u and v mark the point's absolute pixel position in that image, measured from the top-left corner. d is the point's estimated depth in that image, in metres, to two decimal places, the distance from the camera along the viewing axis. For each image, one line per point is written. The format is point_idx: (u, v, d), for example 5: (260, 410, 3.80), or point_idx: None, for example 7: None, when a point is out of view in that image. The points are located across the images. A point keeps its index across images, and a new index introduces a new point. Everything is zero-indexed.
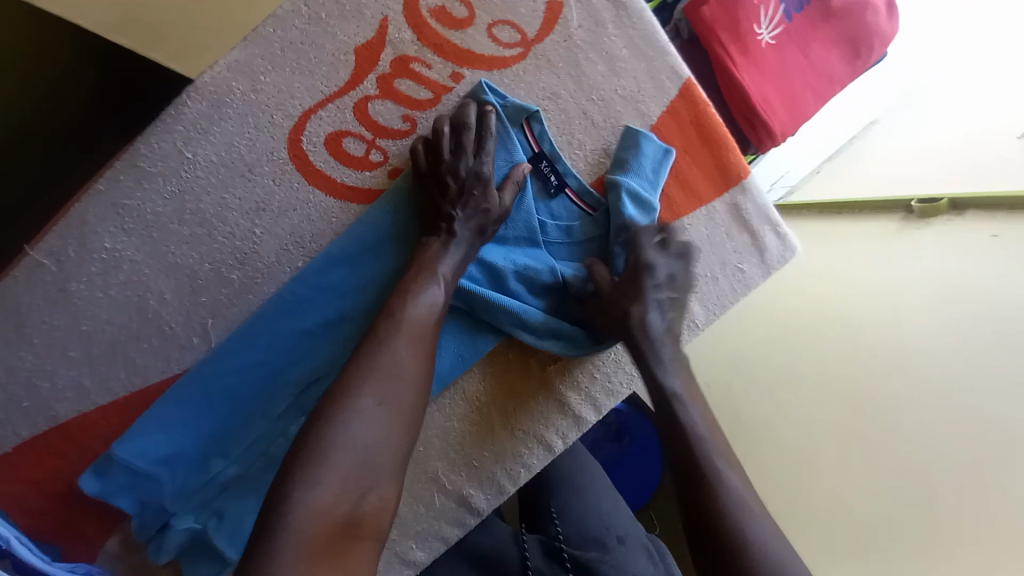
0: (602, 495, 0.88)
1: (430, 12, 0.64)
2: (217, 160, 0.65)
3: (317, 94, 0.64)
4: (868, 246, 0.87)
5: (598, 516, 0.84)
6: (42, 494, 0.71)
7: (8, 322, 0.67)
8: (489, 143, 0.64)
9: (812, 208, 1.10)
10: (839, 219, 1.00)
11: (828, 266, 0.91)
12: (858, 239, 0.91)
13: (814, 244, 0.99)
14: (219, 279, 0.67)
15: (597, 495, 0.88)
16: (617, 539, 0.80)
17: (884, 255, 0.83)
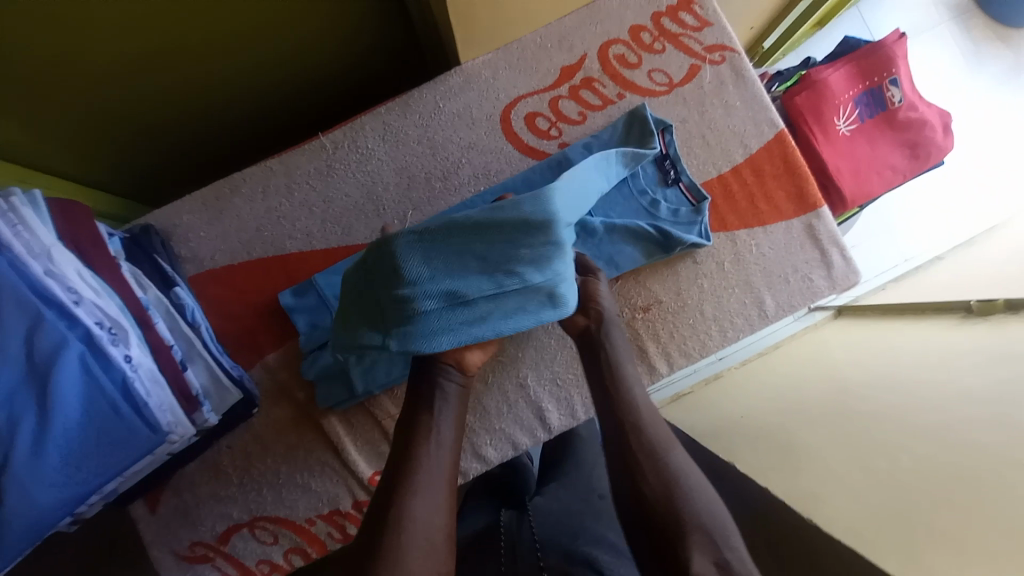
0: (591, 471, 1.10)
1: (615, 55, 0.98)
2: (455, 111, 0.97)
3: (529, 87, 0.98)
4: (928, 334, 1.08)
5: (585, 485, 1.06)
6: (243, 303, 0.95)
7: (282, 178, 0.97)
8: (635, 139, 0.93)
9: (878, 310, 1.32)
10: (903, 319, 1.21)
11: (891, 346, 1.12)
12: (923, 332, 1.11)
13: (878, 334, 1.20)
14: (427, 184, 0.97)
15: (588, 470, 1.10)
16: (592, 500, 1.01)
17: (941, 338, 1.04)
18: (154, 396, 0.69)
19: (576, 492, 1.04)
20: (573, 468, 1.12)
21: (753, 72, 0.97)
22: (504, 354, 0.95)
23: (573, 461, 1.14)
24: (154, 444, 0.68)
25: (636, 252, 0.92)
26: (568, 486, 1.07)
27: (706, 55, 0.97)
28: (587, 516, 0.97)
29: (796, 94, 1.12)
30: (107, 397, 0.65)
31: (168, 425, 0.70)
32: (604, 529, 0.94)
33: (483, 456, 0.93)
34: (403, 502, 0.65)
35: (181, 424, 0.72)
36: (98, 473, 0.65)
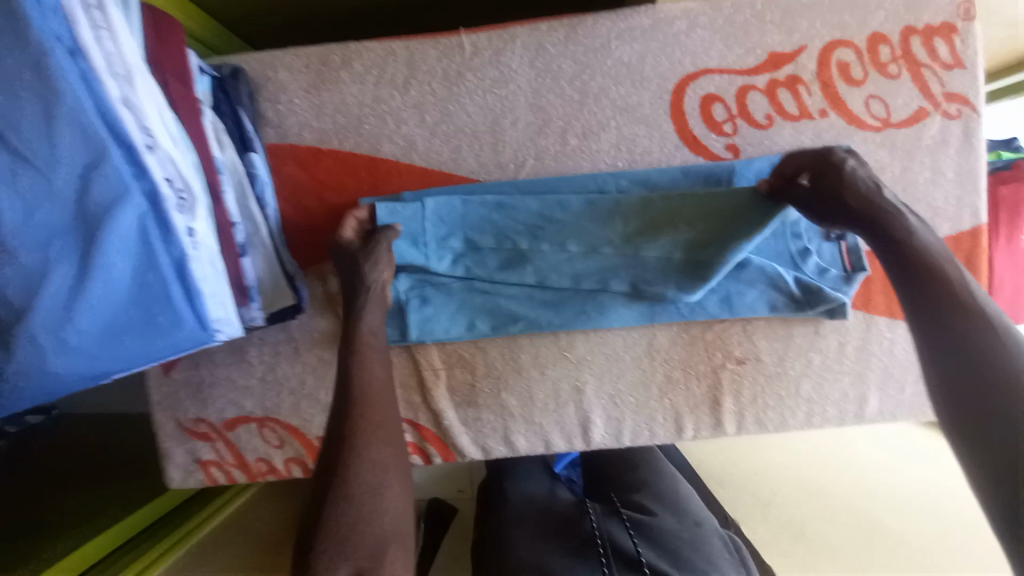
0: (678, 487, 1.01)
1: (839, 60, 0.78)
2: (625, 61, 0.80)
3: (722, 63, 0.79)
4: None
5: (675, 500, 0.97)
6: (315, 195, 0.84)
7: (402, 69, 0.81)
8: None
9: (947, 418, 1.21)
10: None
11: None
12: None
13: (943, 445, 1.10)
14: (561, 135, 0.81)
15: (672, 483, 1.01)
16: (695, 522, 0.92)
17: None
18: (207, 284, 0.62)
19: (664, 503, 0.96)
20: (651, 477, 1.02)
21: (984, 144, 0.79)
22: (573, 351, 0.86)
23: (647, 468, 1.05)
24: (199, 338, 0.62)
25: (760, 301, 0.80)
26: (651, 492, 0.99)
27: (942, 102, 0.79)
28: (687, 543, 0.88)
29: (1000, 183, 0.94)
30: (159, 273, 0.58)
31: (214, 325, 0.63)
32: (707, 566, 0.85)
33: (511, 443, 0.89)
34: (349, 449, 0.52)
35: (228, 324, 0.66)
36: (132, 355, 0.58)
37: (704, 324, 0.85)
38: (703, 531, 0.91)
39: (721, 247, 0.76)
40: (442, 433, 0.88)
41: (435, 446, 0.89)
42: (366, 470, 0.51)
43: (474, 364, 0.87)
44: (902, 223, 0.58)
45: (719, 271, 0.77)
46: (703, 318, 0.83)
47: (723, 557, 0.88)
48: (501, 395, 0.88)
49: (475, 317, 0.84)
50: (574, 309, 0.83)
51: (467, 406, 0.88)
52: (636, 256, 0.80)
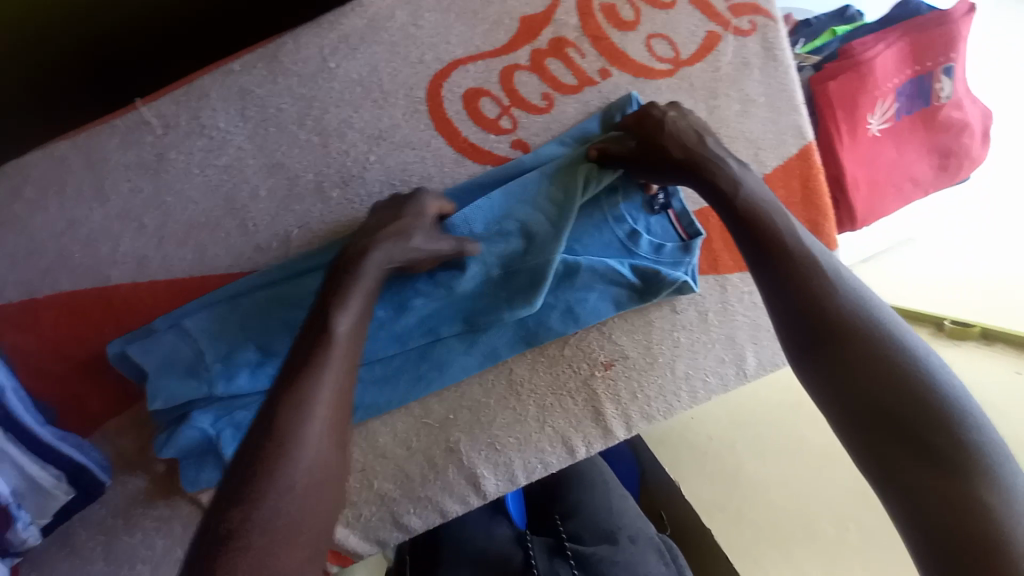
0: (612, 501, 0.95)
1: (601, 4, 0.65)
2: (356, 80, 0.64)
3: (471, 47, 0.65)
4: None
5: (610, 519, 0.91)
6: (59, 356, 0.68)
7: (89, 174, 0.63)
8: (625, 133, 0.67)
9: None
10: None
11: None
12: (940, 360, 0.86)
13: None
14: (317, 190, 0.66)
15: (607, 497, 0.95)
16: (629, 538, 0.87)
17: None
18: None
19: (602, 529, 0.90)
20: (585, 495, 0.96)
21: (789, 52, 0.69)
22: (432, 414, 0.77)
23: (581, 484, 0.99)
24: None
25: (603, 302, 0.72)
26: (586, 514, 0.93)
27: (730, 18, 0.67)
28: (621, 569, 0.82)
29: (831, 76, 0.84)
30: None
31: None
32: None
33: (404, 525, 0.79)
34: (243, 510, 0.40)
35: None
36: None
37: (559, 341, 0.76)
38: (637, 547, 0.86)
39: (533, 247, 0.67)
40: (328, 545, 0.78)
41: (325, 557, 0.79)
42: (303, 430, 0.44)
43: None
44: (726, 176, 0.58)
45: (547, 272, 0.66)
46: (553, 337, 0.74)
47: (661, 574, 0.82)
48: (374, 485, 0.78)
49: None
50: (413, 376, 0.73)
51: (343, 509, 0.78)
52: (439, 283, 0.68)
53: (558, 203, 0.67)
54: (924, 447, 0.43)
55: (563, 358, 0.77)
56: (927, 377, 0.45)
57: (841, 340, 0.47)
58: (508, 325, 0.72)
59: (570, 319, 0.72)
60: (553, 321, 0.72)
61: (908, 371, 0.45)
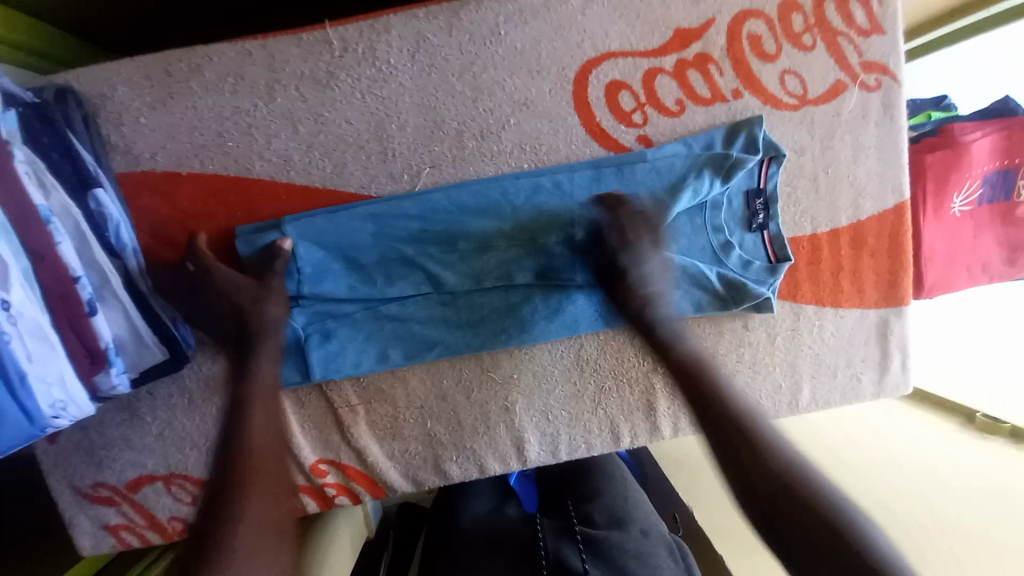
0: (629, 492, 0.96)
1: (750, 33, 0.72)
2: (518, 49, 0.71)
3: (626, 44, 0.71)
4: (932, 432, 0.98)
5: (626, 509, 0.91)
6: (186, 231, 0.74)
7: (264, 74, 0.70)
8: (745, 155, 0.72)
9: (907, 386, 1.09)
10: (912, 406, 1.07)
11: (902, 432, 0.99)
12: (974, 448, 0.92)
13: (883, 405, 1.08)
14: (457, 137, 0.73)
15: (625, 490, 0.96)
16: (640, 531, 0.86)
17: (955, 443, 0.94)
18: (35, 364, 0.54)
19: (614, 518, 0.89)
20: (605, 484, 0.97)
21: (905, 115, 0.75)
22: (498, 370, 0.80)
23: (602, 474, 1.00)
24: (33, 432, 0.55)
25: (685, 302, 0.76)
26: (602, 502, 0.93)
27: (860, 73, 0.74)
28: (632, 556, 0.79)
29: (929, 149, 0.90)
30: None
31: (49, 415, 0.56)
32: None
33: (443, 471, 0.82)
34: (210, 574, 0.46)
35: (70, 407, 0.59)
36: None
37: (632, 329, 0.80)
38: (648, 541, 0.84)
39: (632, 231, 0.72)
40: (368, 471, 0.81)
41: (363, 484, 0.82)
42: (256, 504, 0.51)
43: (392, 396, 0.79)
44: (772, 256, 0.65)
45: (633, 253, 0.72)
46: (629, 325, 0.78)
47: (670, 567, 0.80)
48: (427, 424, 0.80)
49: (386, 349, 0.76)
50: (493, 328, 0.77)
51: (391, 439, 0.80)
52: (536, 245, 0.74)
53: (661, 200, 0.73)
54: (812, 522, 0.46)
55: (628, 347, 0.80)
56: (820, 473, 0.49)
57: (747, 422, 0.54)
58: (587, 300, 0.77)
59: None
60: None
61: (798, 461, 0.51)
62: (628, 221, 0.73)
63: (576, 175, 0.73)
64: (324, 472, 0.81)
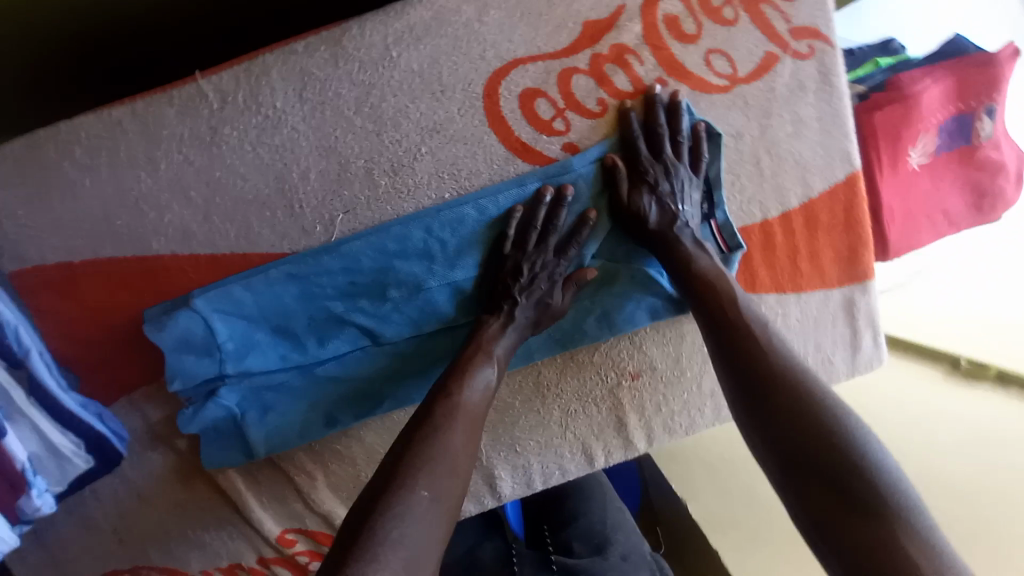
0: (609, 510, 0.93)
1: (665, 15, 0.66)
2: (416, 71, 0.64)
3: (532, 48, 0.65)
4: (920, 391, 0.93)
5: (604, 534, 0.90)
6: (96, 327, 0.68)
7: (141, 142, 0.63)
8: (680, 148, 0.66)
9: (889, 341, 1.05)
10: None
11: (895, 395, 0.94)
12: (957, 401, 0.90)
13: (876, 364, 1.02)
14: (367, 177, 0.67)
15: (603, 509, 0.93)
16: (620, 557, 0.86)
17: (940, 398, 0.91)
18: None
19: (592, 543, 0.89)
20: (580, 505, 0.94)
21: (844, 79, 0.70)
22: None
23: (579, 493, 0.97)
24: None
25: (640, 311, 0.71)
26: (582, 526, 0.91)
27: (790, 41, 0.68)
28: None
29: (876, 107, 0.85)
30: None
31: None
32: None
33: None
34: (381, 529, 0.48)
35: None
36: None
37: (589, 347, 0.75)
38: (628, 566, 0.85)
39: (568, 248, 0.68)
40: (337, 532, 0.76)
41: None
42: (437, 456, 0.55)
43: (348, 456, 0.74)
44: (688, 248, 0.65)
45: (573, 275, 0.68)
46: (585, 343, 0.73)
47: None
48: None
49: (330, 411, 0.71)
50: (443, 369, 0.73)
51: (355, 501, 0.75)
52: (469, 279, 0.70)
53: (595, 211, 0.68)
54: (833, 497, 0.49)
55: (588, 366, 0.75)
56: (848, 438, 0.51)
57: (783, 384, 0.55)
58: None
59: (605, 324, 0.71)
60: (590, 327, 0.72)
61: (833, 423, 0.52)
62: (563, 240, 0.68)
63: (501, 197, 0.67)
64: (292, 541, 0.76)
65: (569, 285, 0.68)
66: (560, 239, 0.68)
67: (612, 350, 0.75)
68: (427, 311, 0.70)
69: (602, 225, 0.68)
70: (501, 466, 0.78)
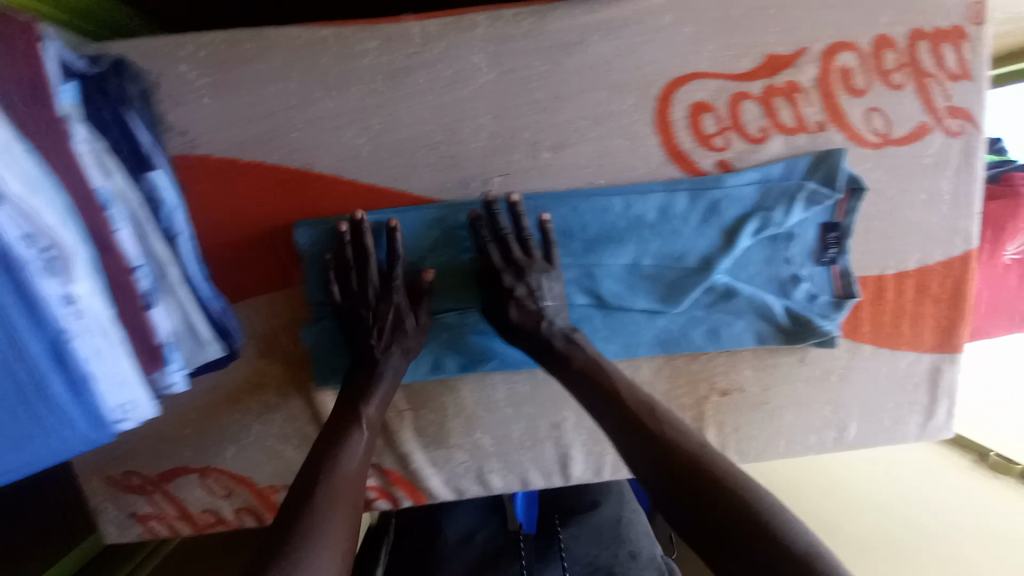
0: (624, 510, 0.95)
1: (840, 66, 0.70)
2: (603, 61, 0.68)
3: (715, 66, 0.69)
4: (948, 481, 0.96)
5: (619, 529, 0.91)
6: (238, 225, 0.69)
7: (337, 64, 0.66)
8: (827, 192, 0.70)
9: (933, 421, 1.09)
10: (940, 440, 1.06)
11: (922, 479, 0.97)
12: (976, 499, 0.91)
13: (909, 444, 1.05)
14: (531, 148, 0.70)
15: (621, 506, 0.96)
16: (630, 553, 0.87)
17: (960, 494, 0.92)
18: (100, 362, 0.47)
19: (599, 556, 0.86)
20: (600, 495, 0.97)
21: (983, 163, 0.74)
22: (549, 388, 0.79)
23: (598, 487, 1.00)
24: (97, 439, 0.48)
25: (748, 333, 0.75)
26: (594, 517, 0.93)
27: (944, 117, 0.72)
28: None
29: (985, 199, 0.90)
30: (29, 367, 0.44)
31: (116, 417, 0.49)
32: None
33: (486, 482, 0.82)
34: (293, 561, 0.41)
35: (138, 406, 0.51)
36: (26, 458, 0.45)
37: (689, 356, 0.78)
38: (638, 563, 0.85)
39: (698, 258, 0.72)
40: (410, 476, 0.81)
41: (405, 490, 0.82)
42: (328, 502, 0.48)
43: (442, 404, 0.79)
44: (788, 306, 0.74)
45: (698, 284, 0.72)
46: (688, 351, 0.76)
47: None
48: (473, 433, 0.80)
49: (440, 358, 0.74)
50: None
51: (437, 448, 0.80)
52: (601, 266, 0.73)
53: (735, 230, 0.71)
54: None
55: (683, 374, 0.79)
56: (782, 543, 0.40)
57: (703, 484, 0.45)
58: (650, 322, 0.75)
59: (713, 337, 0.75)
60: (698, 337, 0.75)
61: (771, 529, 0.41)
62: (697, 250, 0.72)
63: (651, 197, 0.71)
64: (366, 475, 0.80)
65: (690, 294, 0.72)
66: (694, 249, 0.72)
67: (709, 364, 0.78)
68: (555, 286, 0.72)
69: (741, 243, 0.71)
70: (578, 448, 0.81)
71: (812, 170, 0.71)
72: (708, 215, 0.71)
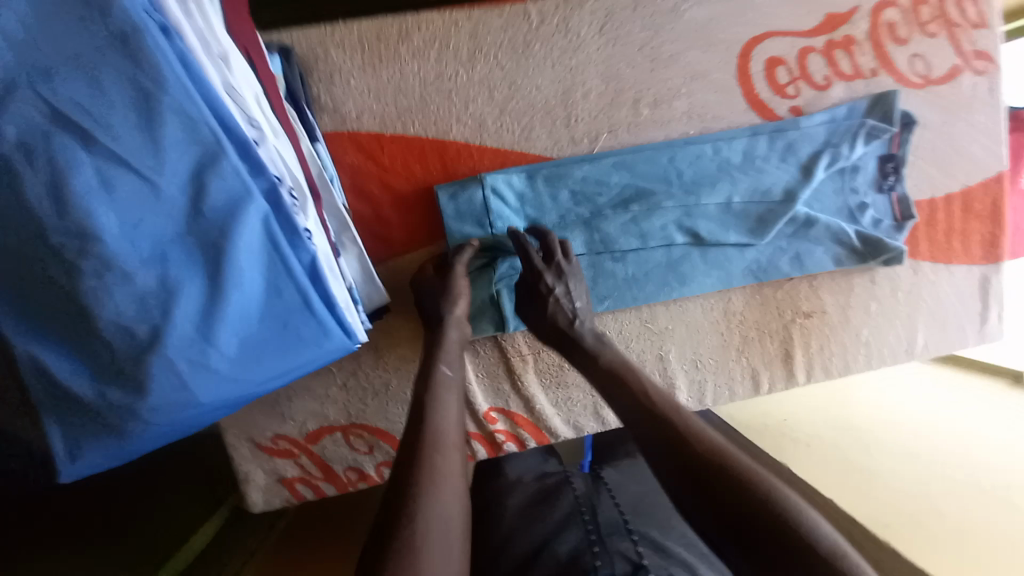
0: None
1: (887, 20, 0.82)
2: (692, 27, 0.79)
3: (785, 25, 0.81)
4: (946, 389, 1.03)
5: None
6: (384, 190, 0.79)
7: (468, 41, 0.76)
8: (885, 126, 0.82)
9: None
10: None
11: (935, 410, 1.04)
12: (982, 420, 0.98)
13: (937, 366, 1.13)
14: (633, 106, 0.80)
15: None
16: None
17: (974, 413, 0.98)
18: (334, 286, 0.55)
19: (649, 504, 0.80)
20: None
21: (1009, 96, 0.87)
22: (656, 322, 0.88)
23: None
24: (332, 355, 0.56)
25: (827, 257, 0.86)
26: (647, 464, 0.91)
27: (975, 58, 0.85)
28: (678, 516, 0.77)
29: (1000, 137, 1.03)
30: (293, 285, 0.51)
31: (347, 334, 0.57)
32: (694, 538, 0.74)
33: (601, 417, 0.90)
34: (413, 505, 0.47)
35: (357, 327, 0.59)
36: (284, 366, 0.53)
37: (775, 284, 0.89)
38: None
39: (781, 192, 0.83)
40: (534, 418, 0.89)
41: (529, 431, 0.90)
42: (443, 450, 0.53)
43: None
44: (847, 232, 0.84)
45: (784, 215, 0.82)
46: (775, 278, 0.87)
47: None
48: None
49: None
50: (657, 281, 0.85)
51: (556, 389, 0.88)
52: (699, 205, 0.82)
53: (810, 165, 0.82)
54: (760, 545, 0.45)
55: (771, 301, 0.89)
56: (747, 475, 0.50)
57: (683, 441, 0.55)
58: (742, 253, 0.85)
59: (797, 263, 0.85)
60: (783, 263, 0.86)
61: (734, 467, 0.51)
62: (779, 184, 0.83)
63: (737, 142, 0.82)
64: (494, 419, 0.89)
65: (776, 225, 0.82)
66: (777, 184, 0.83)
67: (792, 290, 0.89)
68: (660, 226, 0.82)
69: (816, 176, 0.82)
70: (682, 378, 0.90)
71: (870, 109, 0.83)
72: (786, 154, 0.82)
